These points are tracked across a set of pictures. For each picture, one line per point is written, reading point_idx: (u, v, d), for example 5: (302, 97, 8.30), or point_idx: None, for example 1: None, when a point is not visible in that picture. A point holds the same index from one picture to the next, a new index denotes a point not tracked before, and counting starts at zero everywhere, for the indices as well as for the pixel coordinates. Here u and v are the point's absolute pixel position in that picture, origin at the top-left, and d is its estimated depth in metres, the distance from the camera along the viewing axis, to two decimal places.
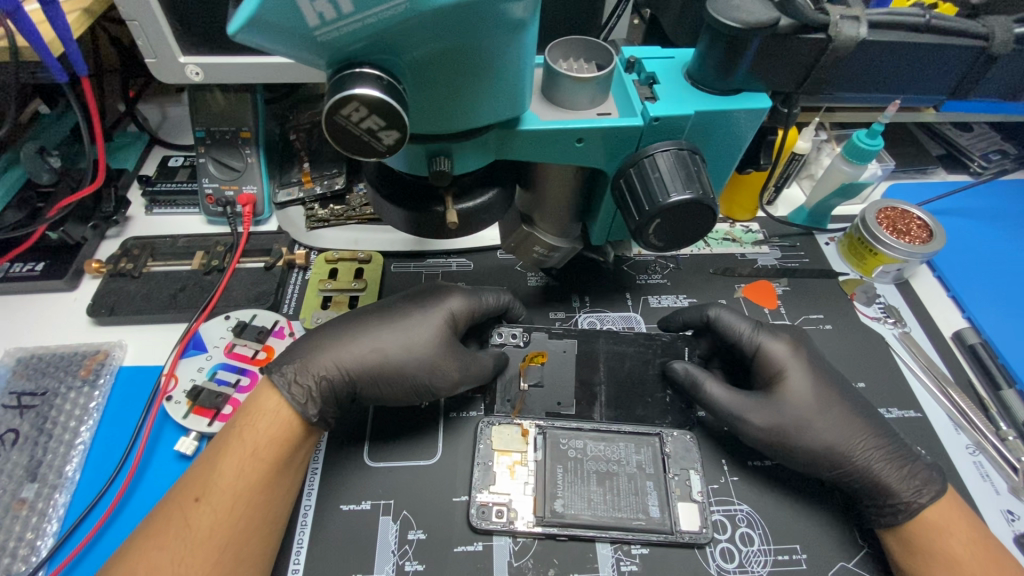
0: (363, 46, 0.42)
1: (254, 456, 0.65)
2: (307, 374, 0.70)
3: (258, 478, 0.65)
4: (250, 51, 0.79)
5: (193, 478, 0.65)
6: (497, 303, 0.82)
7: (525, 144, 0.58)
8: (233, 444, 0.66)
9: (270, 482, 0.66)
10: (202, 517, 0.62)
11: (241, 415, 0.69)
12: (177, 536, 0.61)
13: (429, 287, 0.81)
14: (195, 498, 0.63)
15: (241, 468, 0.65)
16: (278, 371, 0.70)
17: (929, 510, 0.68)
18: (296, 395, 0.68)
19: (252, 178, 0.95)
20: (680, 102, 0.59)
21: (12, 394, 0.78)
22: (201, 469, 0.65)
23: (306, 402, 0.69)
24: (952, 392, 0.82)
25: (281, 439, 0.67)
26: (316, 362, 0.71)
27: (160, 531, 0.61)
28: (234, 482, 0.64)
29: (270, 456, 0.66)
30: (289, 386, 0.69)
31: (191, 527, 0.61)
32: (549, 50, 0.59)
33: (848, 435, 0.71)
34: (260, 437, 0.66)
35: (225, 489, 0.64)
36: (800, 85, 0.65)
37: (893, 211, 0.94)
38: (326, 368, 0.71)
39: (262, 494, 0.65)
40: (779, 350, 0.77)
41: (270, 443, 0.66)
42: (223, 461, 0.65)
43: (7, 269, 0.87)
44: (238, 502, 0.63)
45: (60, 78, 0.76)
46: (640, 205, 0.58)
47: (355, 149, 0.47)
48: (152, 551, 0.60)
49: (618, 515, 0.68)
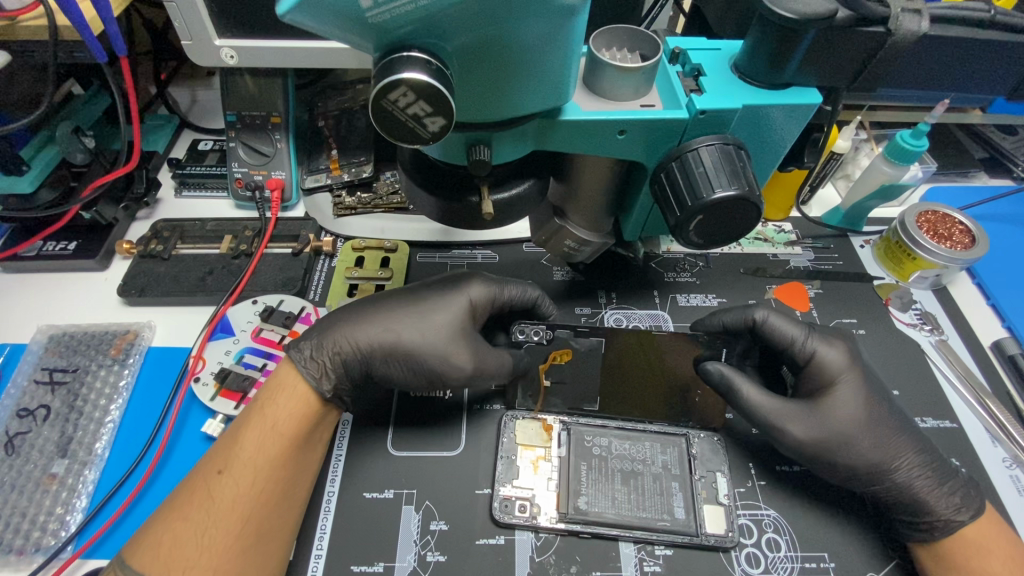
0: (412, 29, 0.41)
1: (274, 431, 0.65)
2: (322, 350, 0.69)
3: (277, 454, 0.64)
4: (285, 34, 0.78)
5: (215, 452, 0.65)
6: (522, 297, 0.78)
7: (566, 135, 0.57)
8: (253, 420, 0.66)
9: (290, 459, 0.65)
10: (224, 489, 0.62)
11: (262, 391, 0.69)
12: (200, 507, 0.61)
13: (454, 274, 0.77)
14: (217, 471, 0.63)
15: (261, 443, 0.65)
16: (296, 348, 0.69)
17: (966, 527, 0.66)
18: (310, 370, 0.68)
19: (281, 164, 0.95)
20: (727, 95, 0.57)
21: (44, 370, 0.79)
22: (224, 444, 0.66)
23: (321, 377, 0.68)
24: (989, 402, 0.79)
25: (300, 416, 0.67)
26: (331, 338, 0.69)
27: (185, 503, 0.62)
28: (255, 456, 0.64)
29: (290, 432, 0.65)
30: (305, 362, 0.68)
31: (213, 499, 0.62)
32: (593, 38, 0.58)
33: (883, 449, 0.69)
34: (280, 413, 0.66)
35: (247, 463, 0.64)
36: (854, 80, 0.60)
37: (933, 214, 0.91)
38: (340, 346, 0.69)
39: (283, 470, 0.65)
40: (834, 357, 0.73)
41: (289, 419, 0.66)
42: (244, 436, 0.65)
43: (41, 247, 0.89)
44: (259, 477, 0.63)
45: (100, 58, 0.76)
46: (681, 201, 0.56)
47: (398, 134, 0.46)
48: (177, 522, 0.60)
49: (642, 515, 0.68)
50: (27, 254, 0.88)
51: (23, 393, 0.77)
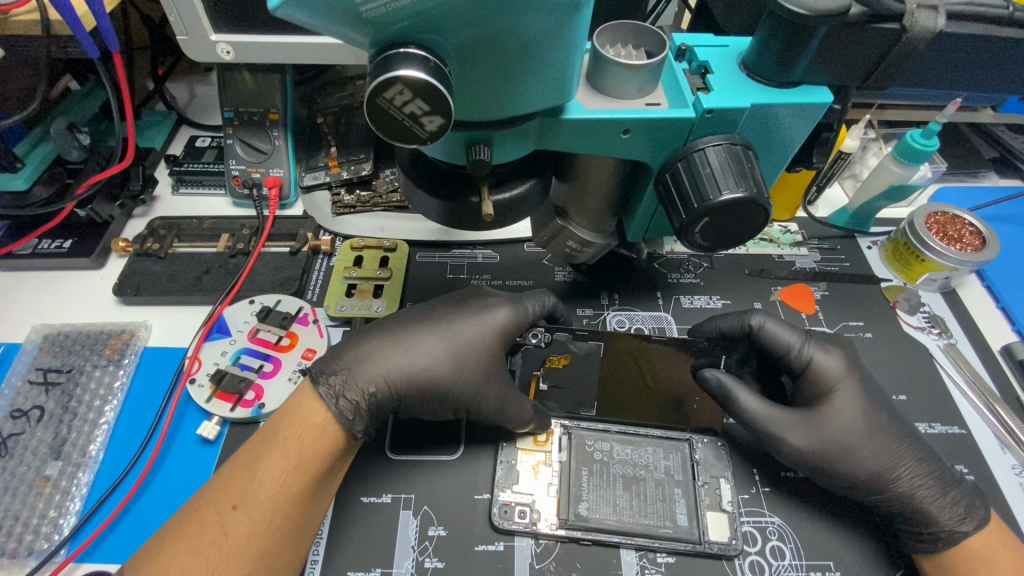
0: (408, 25, 0.40)
1: (298, 470, 0.60)
2: (355, 388, 0.63)
3: (298, 492, 0.60)
4: (281, 30, 0.77)
5: (229, 482, 0.60)
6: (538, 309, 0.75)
7: (569, 133, 0.55)
8: (274, 454, 0.60)
9: (309, 495, 0.61)
10: (239, 526, 0.57)
11: (283, 421, 0.62)
12: (212, 544, 0.56)
13: (471, 293, 0.75)
14: (232, 506, 0.58)
15: (282, 481, 0.59)
16: (324, 382, 0.63)
17: (973, 538, 0.64)
18: (343, 410, 0.62)
19: (279, 161, 0.93)
20: (735, 93, 0.56)
21: (38, 370, 0.78)
22: (239, 474, 0.60)
23: (354, 417, 0.63)
24: (999, 409, 0.78)
25: (324, 453, 0.61)
26: (364, 374, 0.64)
27: (194, 535, 0.57)
28: (275, 494, 0.59)
29: (313, 471, 0.61)
30: (336, 400, 0.62)
31: (228, 536, 0.57)
32: (596, 34, 0.56)
33: (890, 457, 0.68)
34: (305, 451, 0.60)
35: (265, 500, 0.58)
36: (866, 79, 0.59)
37: (943, 215, 0.89)
38: (374, 382, 0.64)
39: (301, 506, 0.60)
40: (831, 365, 0.72)
41: (315, 457, 0.61)
42: (262, 470, 0.59)
43: (36, 245, 0.88)
44: (277, 515, 0.59)
45: (93, 53, 0.75)
46: (687, 202, 0.55)
47: (395, 134, 0.45)
48: (185, 555, 0.56)
49: (645, 522, 0.66)
50: (22, 252, 0.87)
51: (17, 393, 0.76)
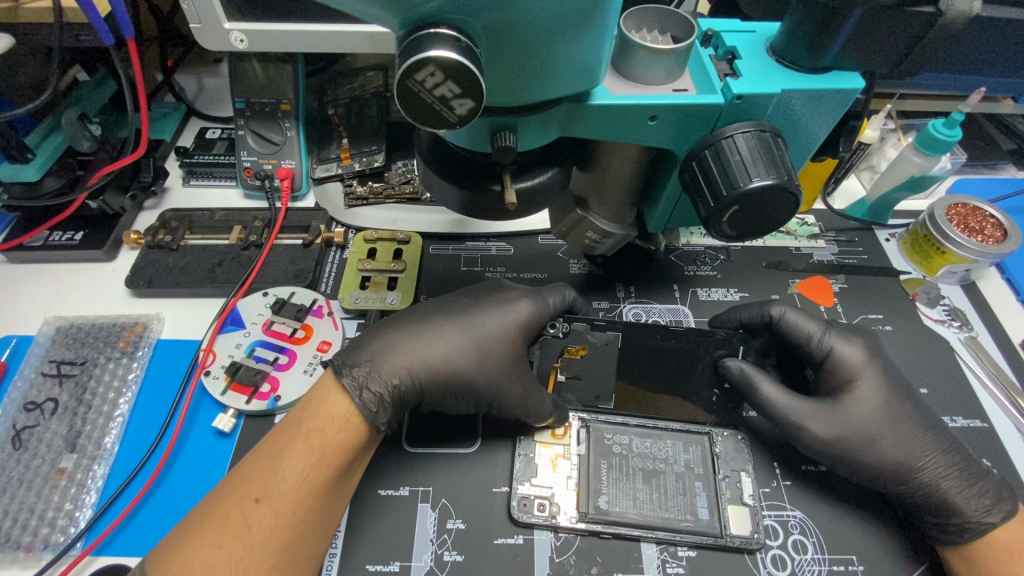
0: (441, 4, 0.39)
1: (321, 462, 0.59)
2: (378, 380, 0.63)
3: (321, 484, 0.59)
4: (294, 18, 0.76)
5: (251, 475, 0.59)
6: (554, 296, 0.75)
7: (595, 120, 0.54)
8: (297, 446, 0.59)
9: (331, 488, 0.60)
10: (262, 519, 0.57)
11: (306, 414, 0.61)
12: (235, 536, 0.56)
13: (490, 286, 0.74)
14: (255, 498, 0.57)
15: (305, 473, 0.59)
16: (347, 373, 0.62)
17: (999, 530, 0.64)
18: (367, 402, 0.61)
19: (291, 153, 0.92)
20: (764, 79, 0.55)
21: (51, 363, 0.78)
22: (262, 466, 0.59)
23: (378, 409, 0.62)
24: (1021, 401, 0.77)
25: (347, 446, 0.61)
26: (387, 366, 0.64)
27: (217, 528, 0.56)
28: (297, 487, 0.58)
29: (336, 464, 0.60)
30: (359, 392, 0.61)
31: (250, 530, 0.56)
32: (622, 19, 0.55)
33: (913, 448, 0.67)
34: (327, 443, 0.60)
35: (288, 493, 0.58)
36: (897, 66, 0.57)
37: (963, 207, 0.88)
38: (398, 375, 0.64)
39: (323, 499, 0.60)
40: (851, 354, 0.71)
41: (337, 450, 0.60)
42: (285, 463, 0.59)
43: (47, 237, 0.87)
44: (300, 508, 0.58)
45: (106, 40, 0.74)
46: (716, 191, 0.54)
47: (424, 120, 0.44)
48: (208, 548, 0.55)
49: (666, 516, 0.66)
50: (33, 244, 0.86)
51: (31, 385, 0.76)
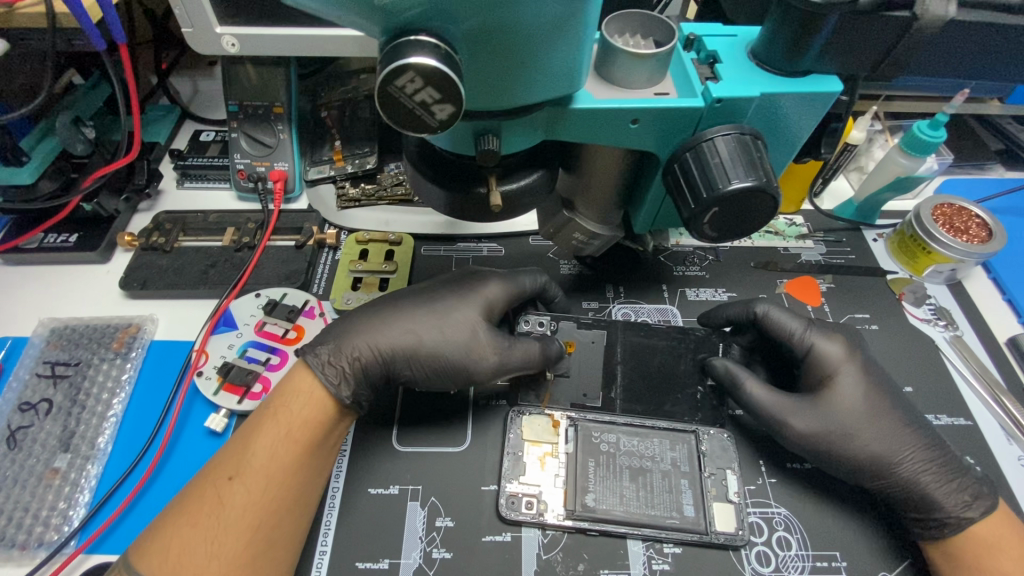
0: (420, 12, 0.40)
1: (288, 438, 0.62)
2: (341, 356, 0.66)
3: (291, 460, 0.61)
4: (285, 22, 0.76)
5: (226, 457, 0.61)
6: (533, 285, 0.76)
7: (578, 123, 0.55)
8: (266, 425, 0.62)
9: (303, 465, 0.62)
10: (235, 496, 0.58)
11: (275, 395, 0.65)
12: (210, 514, 0.57)
13: (466, 272, 0.76)
14: (229, 476, 0.59)
15: (274, 450, 0.61)
16: (312, 352, 0.66)
17: (979, 525, 0.64)
18: (329, 376, 0.65)
19: (284, 155, 0.93)
20: (745, 83, 0.56)
21: (46, 364, 0.78)
22: (235, 448, 0.62)
23: (340, 382, 0.65)
24: (1005, 400, 0.78)
25: (314, 422, 0.63)
26: (350, 343, 0.67)
27: (194, 508, 0.58)
28: (267, 463, 0.60)
29: (304, 439, 0.62)
30: (323, 367, 0.65)
31: (224, 507, 0.58)
32: (605, 24, 0.56)
33: (894, 445, 0.68)
34: (294, 419, 0.62)
35: (259, 470, 0.60)
36: (876, 69, 0.58)
37: (949, 207, 0.89)
38: (360, 350, 0.67)
39: (296, 477, 0.61)
40: (833, 351, 0.72)
41: (305, 426, 0.63)
42: (256, 441, 0.61)
43: (42, 240, 0.88)
44: (272, 485, 0.60)
45: (99, 45, 0.75)
46: (696, 192, 0.55)
47: (406, 123, 0.45)
48: (185, 527, 0.57)
49: (652, 513, 0.66)
50: (27, 247, 0.87)
51: (25, 386, 0.77)
